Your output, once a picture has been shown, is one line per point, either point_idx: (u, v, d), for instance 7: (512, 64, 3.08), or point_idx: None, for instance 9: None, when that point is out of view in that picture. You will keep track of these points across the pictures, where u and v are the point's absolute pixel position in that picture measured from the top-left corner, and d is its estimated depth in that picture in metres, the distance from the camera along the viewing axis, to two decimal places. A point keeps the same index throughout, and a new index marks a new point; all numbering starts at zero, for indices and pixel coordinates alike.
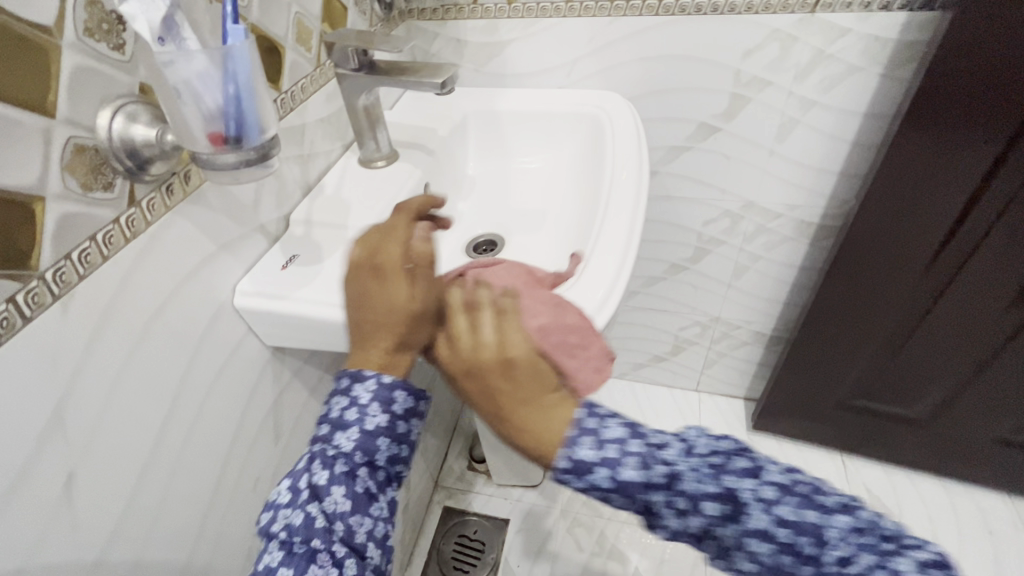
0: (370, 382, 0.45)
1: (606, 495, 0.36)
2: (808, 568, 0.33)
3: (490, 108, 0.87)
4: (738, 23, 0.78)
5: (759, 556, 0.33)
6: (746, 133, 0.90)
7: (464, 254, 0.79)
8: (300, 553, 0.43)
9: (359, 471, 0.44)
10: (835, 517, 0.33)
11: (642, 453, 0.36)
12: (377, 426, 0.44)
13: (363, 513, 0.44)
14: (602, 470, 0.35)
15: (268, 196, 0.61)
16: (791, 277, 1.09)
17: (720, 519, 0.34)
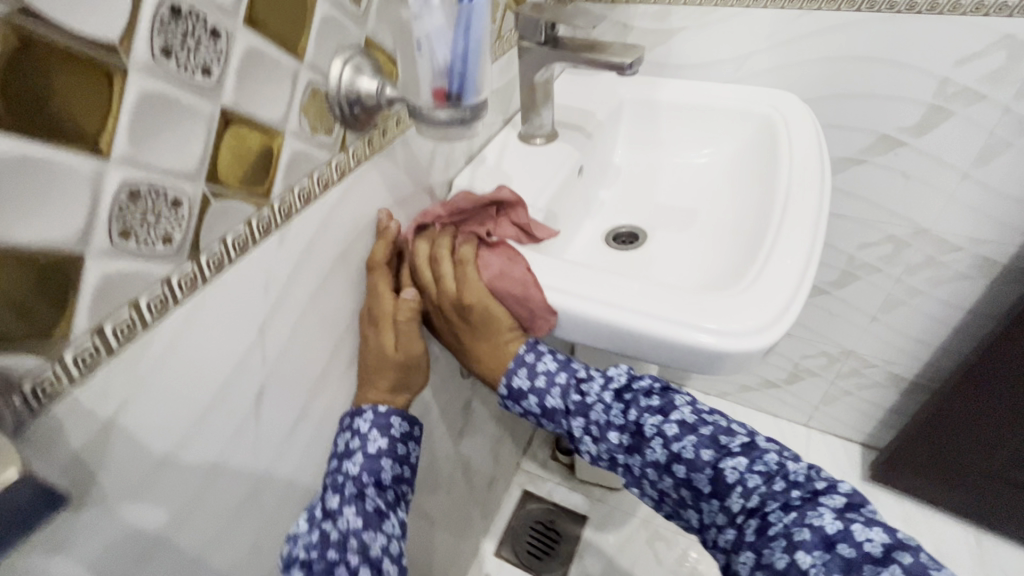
0: (368, 414, 0.55)
1: (536, 417, 0.57)
2: (700, 499, 0.48)
3: (649, 96, 0.84)
4: (960, 25, 0.69)
5: (658, 480, 0.51)
6: (937, 152, 0.80)
7: (604, 242, 0.77)
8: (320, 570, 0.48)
9: (368, 490, 0.52)
10: (728, 458, 0.47)
11: (564, 386, 0.55)
12: (379, 447, 0.54)
13: (375, 529, 0.51)
14: (531, 398, 0.56)
15: (439, 160, 0.63)
16: (954, 320, 0.96)
17: (623, 446, 0.52)
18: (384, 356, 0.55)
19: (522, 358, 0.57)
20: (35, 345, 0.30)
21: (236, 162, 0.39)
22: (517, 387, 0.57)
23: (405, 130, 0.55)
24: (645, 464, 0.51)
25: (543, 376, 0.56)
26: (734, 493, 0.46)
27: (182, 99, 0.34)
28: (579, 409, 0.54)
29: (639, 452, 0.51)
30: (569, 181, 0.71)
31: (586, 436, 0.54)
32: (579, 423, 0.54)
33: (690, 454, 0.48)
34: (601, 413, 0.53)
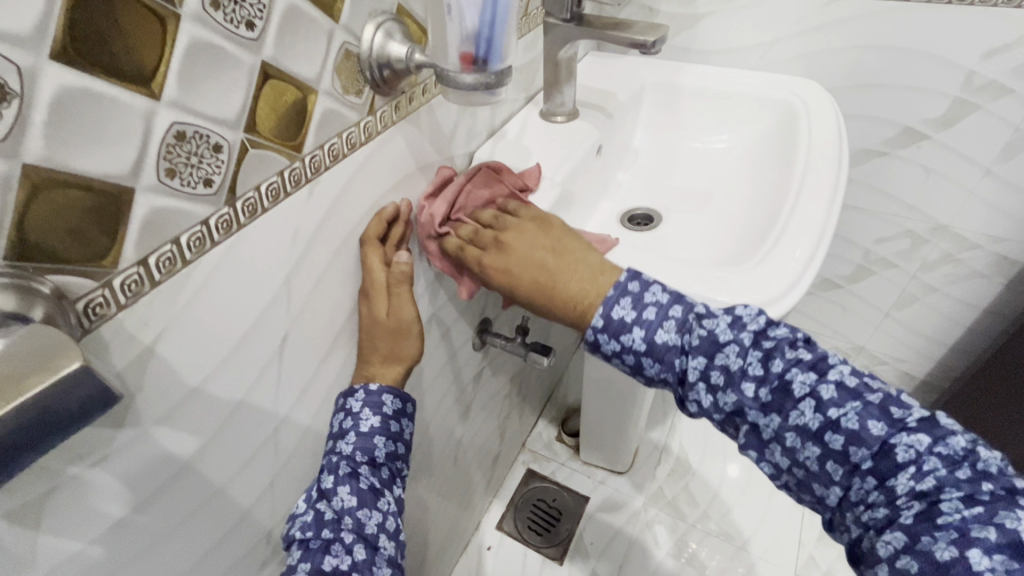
0: (360, 394, 0.56)
1: (640, 358, 0.50)
2: (870, 478, 0.41)
3: (672, 80, 0.85)
4: (989, 16, 0.69)
5: (795, 449, 0.43)
6: (960, 146, 0.79)
7: (619, 223, 0.79)
8: (315, 547, 0.51)
9: (361, 470, 0.53)
10: (908, 436, 0.40)
11: (680, 320, 0.48)
12: (371, 426, 0.55)
13: (370, 507, 0.53)
14: (636, 331, 0.49)
15: (462, 131, 0.65)
16: (968, 318, 0.96)
17: (760, 404, 0.44)
18: (377, 329, 0.57)
19: (613, 300, 0.50)
20: (88, 268, 0.33)
21: (272, 115, 0.41)
22: (616, 320, 0.49)
23: (433, 97, 0.58)
24: (784, 428, 0.43)
25: (653, 308, 0.49)
26: (903, 476, 0.39)
27: (226, 49, 0.36)
28: (700, 359, 0.46)
29: (778, 412, 0.44)
30: (588, 160, 0.73)
31: (640, 334, 0.49)
32: (695, 365, 0.47)
33: (854, 424, 0.41)
34: (734, 359, 0.45)
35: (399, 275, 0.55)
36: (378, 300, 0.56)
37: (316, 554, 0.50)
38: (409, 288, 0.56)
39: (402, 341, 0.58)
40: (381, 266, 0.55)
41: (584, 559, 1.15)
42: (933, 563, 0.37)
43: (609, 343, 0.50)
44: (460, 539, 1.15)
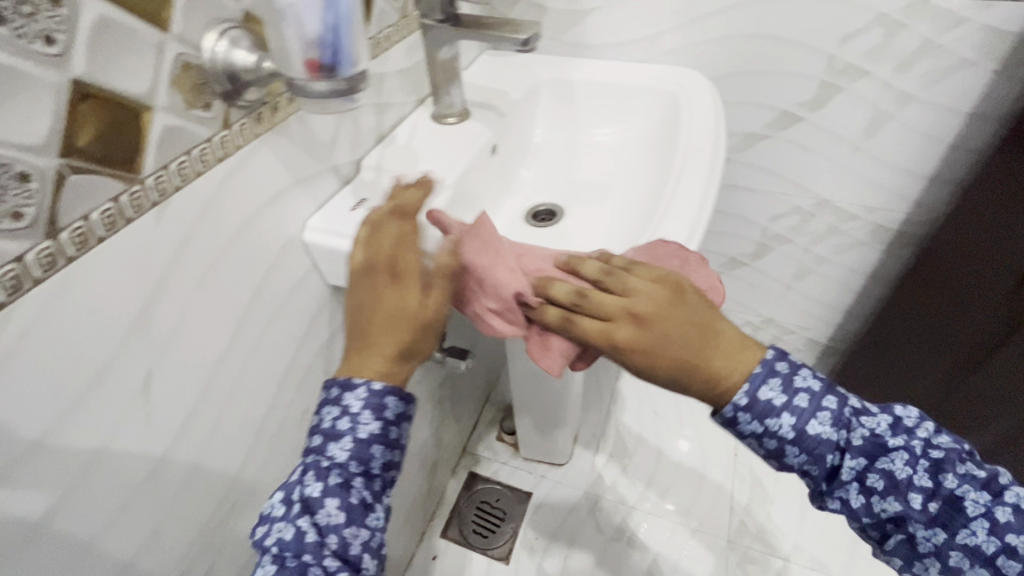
0: (359, 390, 0.46)
1: (780, 442, 0.47)
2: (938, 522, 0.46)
3: (564, 77, 0.87)
4: (839, 4, 0.74)
5: (892, 503, 0.46)
6: (830, 125, 0.85)
7: (523, 222, 0.80)
8: (291, 567, 0.44)
9: (354, 481, 0.46)
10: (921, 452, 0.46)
11: (784, 387, 0.47)
12: (370, 434, 0.47)
13: (358, 524, 0.46)
14: (789, 418, 0.46)
15: (343, 139, 0.63)
16: (858, 284, 1.03)
17: (887, 483, 0.46)
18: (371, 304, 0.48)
19: (742, 396, 0.45)
20: None
21: (95, 136, 0.38)
22: (763, 400, 0.46)
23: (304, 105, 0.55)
24: (883, 488, 0.46)
25: (805, 394, 0.47)
26: (959, 492, 0.46)
27: (20, 69, 0.33)
28: (822, 443, 0.46)
29: (907, 490, 0.45)
30: (482, 160, 0.72)
31: (791, 420, 0.46)
32: (822, 438, 0.46)
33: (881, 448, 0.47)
34: (832, 428, 0.46)
35: (444, 265, 0.49)
36: (396, 285, 0.48)
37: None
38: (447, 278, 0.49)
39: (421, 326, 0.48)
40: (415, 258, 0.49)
41: (529, 556, 1.16)
42: None
43: (750, 430, 0.47)
44: (404, 552, 1.13)
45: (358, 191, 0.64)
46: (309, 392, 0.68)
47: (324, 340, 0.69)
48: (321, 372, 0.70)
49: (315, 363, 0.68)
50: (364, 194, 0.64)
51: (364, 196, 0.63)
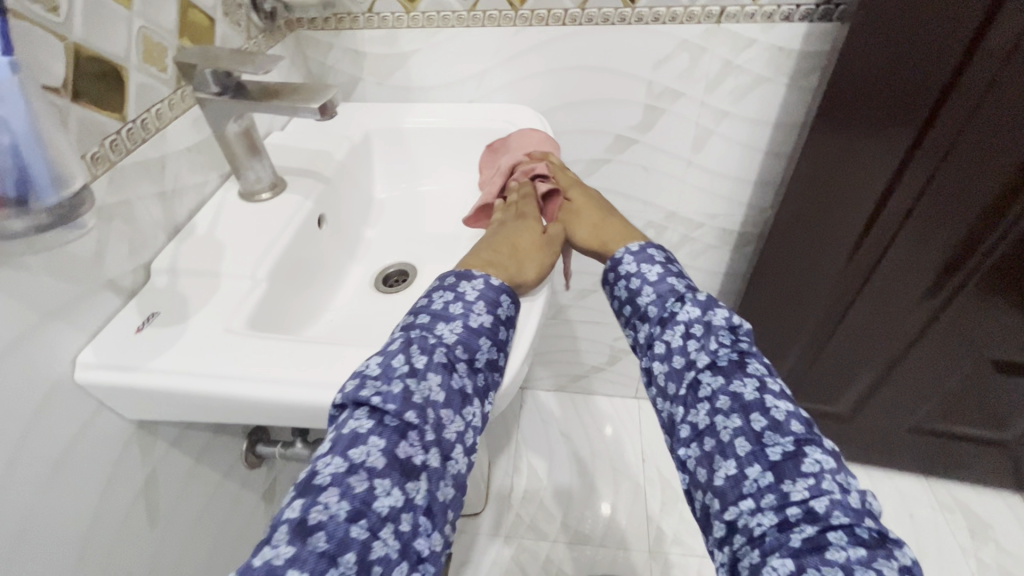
0: (478, 283, 0.56)
1: (640, 288, 0.60)
2: (741, 420, 0.50)
3: (394, 125, 0.81)
4: (646, 33, 0.75)
5: (705, 346, 0.54)
6: (662, 145, 0.87)
7: (373, 287, 0.72)
8: (392, 426, 0.45)
9: (458, 365, 0.50)
10: (752, 383, 0.51)
11: (664, 271, 0.60)
12: (479, 326, 0.53)
13: (455, 410, 0.49)
14: (655, 269, 0.60)
15: (116, 245, 0.52)
16: (717, 283, 1.09)
17: (722, 341, 0.54)
18: (523, 229, 0.66)
19: (629, 249, 0.63)
20: None
21: None
22: (643, 265, 0.61)
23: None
24: (709, 350, 0.54)
25: (659, 270, 0.60)
26: (799, 481, 0.46)
27: None
28: (660, 296, 0.58)
29: (723, 376, 0.52)
30: (308, 236, 0.64)
31: (650, 286, 0.60)
32: (687, 315, 0.56)
33: (718, 375, 0.53)
34: (689, 305, 0.57)
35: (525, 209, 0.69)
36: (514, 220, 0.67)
37: (393, 433, 0.45)
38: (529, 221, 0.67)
39: (552, 252, 0.65)
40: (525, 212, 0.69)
41: None
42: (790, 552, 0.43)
43: (612, 274, 0.63)
44: None
45: (146, 304, 0.53)
46: (126, 552, 0.55)
47: (140, 483, 0.56)
48: (143, 521, 0.57)
49: (129, 516, 0.55)
50: (154, 307, 0.53)
51: (154, 310, 0.52)
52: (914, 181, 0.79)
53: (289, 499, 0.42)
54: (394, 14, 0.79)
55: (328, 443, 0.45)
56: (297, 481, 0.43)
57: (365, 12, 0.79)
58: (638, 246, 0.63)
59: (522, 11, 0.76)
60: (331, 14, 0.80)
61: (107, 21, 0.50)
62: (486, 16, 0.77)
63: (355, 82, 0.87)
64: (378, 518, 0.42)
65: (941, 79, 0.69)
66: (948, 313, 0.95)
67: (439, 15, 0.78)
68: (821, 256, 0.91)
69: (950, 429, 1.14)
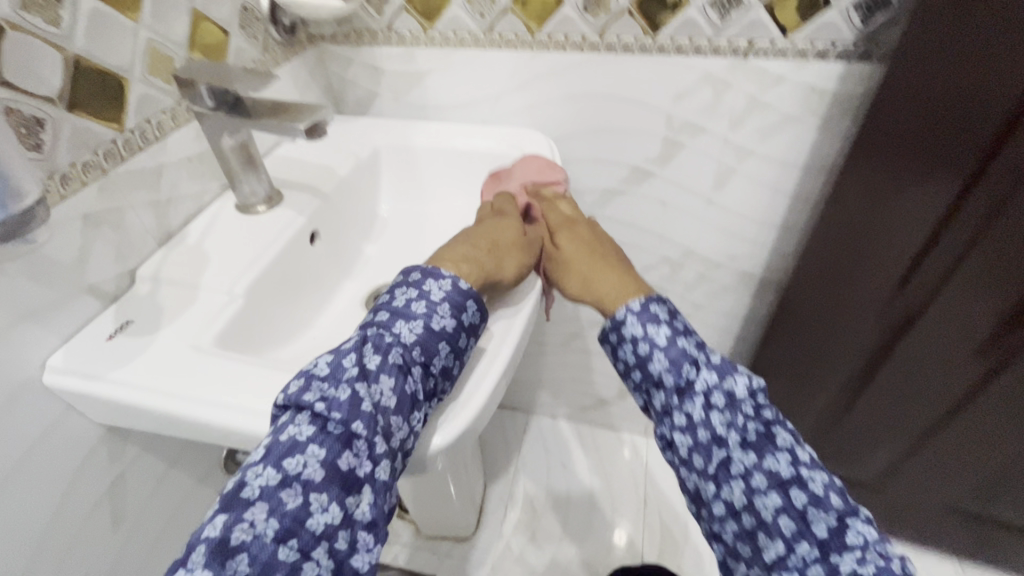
0: (443, 283, 0.54)
1: (649, 352, 0.55)
2: (781, 496, 0.46)
3: (404, 143, 0.81)
4: (668, 64, 0.71)
5: (730, 419, 0.50)
6: (681, 180, 0.83)
7: (363, 306, 0.71)
8: (334, 434, 0.44)
9: (412, 369, 0.48)
10: (783, 454, 0.48)
11: (671, 327, 0.56)
12: (440, 328, 0.51)
13: (405, 416, 0.47)
14: (663, 330, 0.55)
15: (101, 251, 0.53)
16: (735, 327, 1.03)
17: (747, 413, 0.50)
18: (507, 229, 0.65)
19: (630, 308, 0.57)
20: None
21: None
22: (648, 317, 0.56)
23: (67, 195, 0.49)
24: (739, 422, 0.50)
25: (667, 326, 0.55)
26: (847, 557, 0.44)
27: None
28: (671, 360, 0.53)
29: (754, 450, 0.48)
30: (297, 251, 0.64)
31: (660, 349, 0.54)
32: (705, 381, 0.52)
33: (748, 447, 0.49)
34: (704, 371, 0.52)
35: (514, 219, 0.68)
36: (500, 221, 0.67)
37: (335, 441, 0.44)
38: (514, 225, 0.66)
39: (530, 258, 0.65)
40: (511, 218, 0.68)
41: None
42: None
43: (614, 336, 0.57)
44: None
45: (124, 311, 0.54)
46: (85, 553, 0.56)
47: (107, 486, 0.57)
48: (106, 524, 0.58)
49: (92, 518, 0.56)
50: (131, 315, 0.53)
51: (129, 318, 0.53)
52: (951, 247, 0.71)
53: (217, 510, 0.41)
54: (413, 33, 0.78)
55: (261, 451, 0.43)
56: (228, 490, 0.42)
57: (384, 29, 0.79)
58: (640, 304, 0.57)
59: (539, 35, 0.73)
60: (352, 30, 0.80)
61: (111, 33, 0.51)
62: (503, 38, 0.75)
63: (372, 96, 0.87)
64: (311, 536, 0.41)
65: (979, 144, 0.62)
66: (995, 384, 0.84)
67: (456, 36, 0.77)
68: (844, 304, 0.83)
69: (990, 512, 1.03)
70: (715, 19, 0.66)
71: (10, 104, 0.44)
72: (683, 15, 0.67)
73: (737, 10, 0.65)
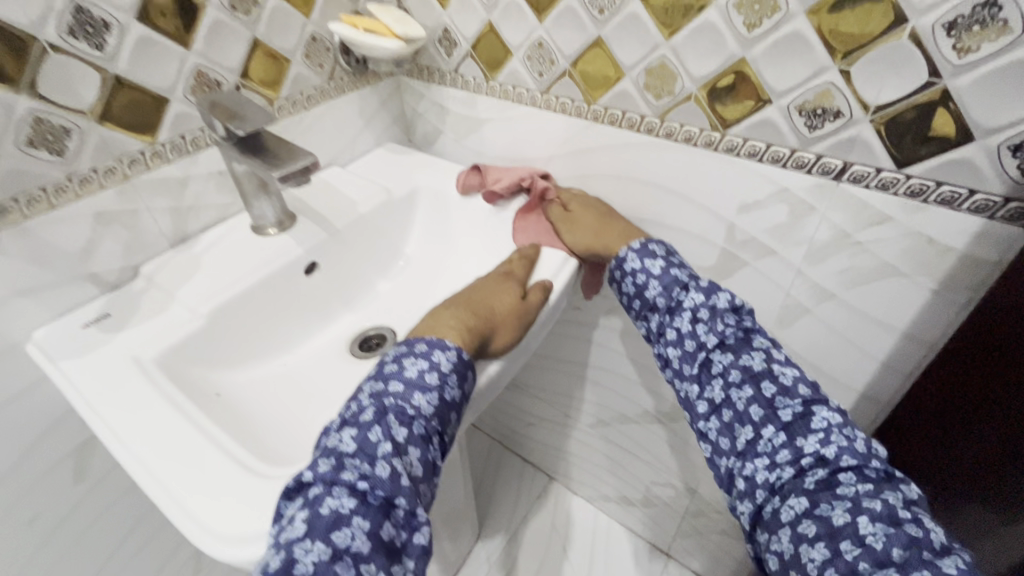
0: (449, 353, 0.48)
1: (645, 279, 0.57)
2: (762, 427, 0.47)
3: (442, 189, 0.77)
4: (736, 168, 0.57)
5: (717, 335, 0.52)
6: (737, 301, 0.67)
7: (347, 347, 0.70)
8: (376, 505, 0.39)
9: (434, 438, 0.45)
10: (771, 385, 0.48)
11: (666, 258, 0.57)
12: (454, 398, 0.47)
13: (431, 483, 0.44)
14: (657, 260, 0.57)
15: (109, 246, 0.59)
16: None
17: (732, 346, 0.51)
18: (505, 290, 0.57)
19: (633, 245, 0.59)
20: None
21: None
22: (649, 249, 0.58)
23: (83, 195, 0.55)
24: (733, 364, 0.50)
25: (659, 261, 0.56)
26: (812, 438, 0.45)
27: None
28: (664, 282, 0.55)
29: (733, 351, 0.51)
30: (286, 280, 0.65)
31: (655, 282, 0.56)
32: (693, 301, 0.53)
33: (735, 366, 0.50)
34: (697, 297, 0.53)
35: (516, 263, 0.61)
36: (496, 280, 0.59)
37: (377, 515, 0.39)
38: (514, 279, 0.59)
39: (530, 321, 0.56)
40: (510, 266, 0.61)
41: None
42: (828, 526, 0.41)
43: (617, 274, 0.59)
44: None
45: (113, 303, 0.59)
46: (40, 498, 0.63)
47: (73, 446, 0.63)
48: (68, 477, 0.64)
49: (53, 470, 0.63)
50: (113, 308, 0.59)
51: (109, 311, 0.58)
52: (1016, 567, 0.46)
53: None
54: (476, 79, 0.74)
55: (301, 523, 0.37)
56: (263, 570, 0.35)
57: (452, 72, 0.76)
58: (639, 242, 0.59)
59: (595, 106, 0.64)
60: (425, 67, 0.79)
61: (157, 58, 0.56)
62: (558, 102, 0.67)
63: (438, 133, 0.85)
64: None
65: None
66: None
67: (515, 90, 0.71)
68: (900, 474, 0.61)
69: None
70: (801, 126, 0.51)
71: (41, 114, 0.50)
72: (762, 113, 0.53)
73: (832, 121, 0.49)
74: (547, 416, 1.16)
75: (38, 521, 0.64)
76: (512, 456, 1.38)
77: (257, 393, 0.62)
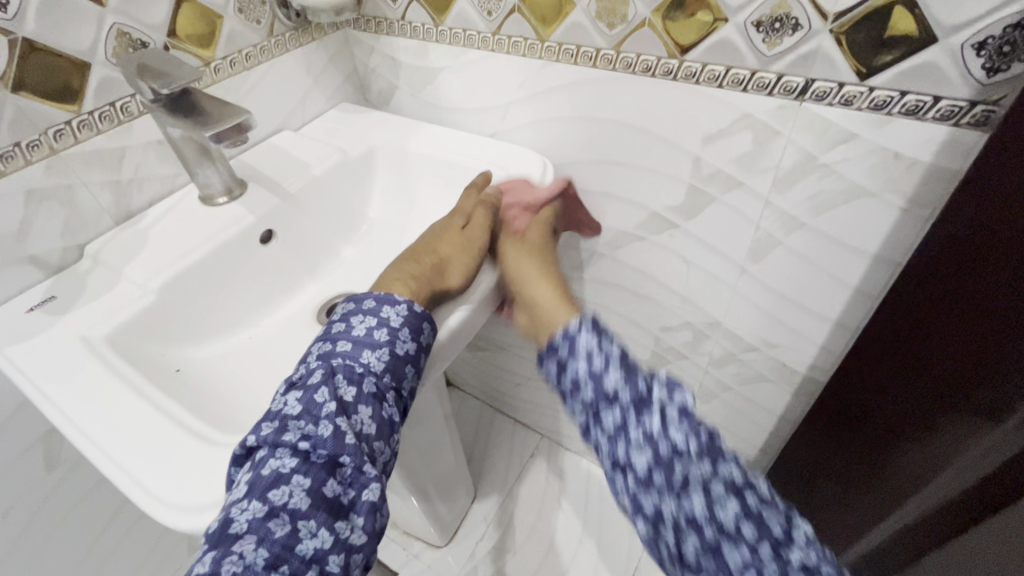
0: (401, 307, 0.46)
1: (573, 371, 0.44)
2: (740, 555, 0.34)
3: (400, 146, 0.74)
4: (697, 96, 0.55)
5: (663, 433, 0.38)
6: (708, 239, 0.66)
7: (313, 314, 0.68)
8: (319, 463, 0.38)
9: (387, 396, 0.43)
10: (743, 502, 0.36)
11: (592, 346, 0.43)
12: (407, 352, 0.45)
13: (385, 440, 0.42)
14: (585, 336, 0.44)
15: (45, 225, 0.56)
16: (768, 420, 0.83)
17: (687, 451, 0.37)
18: (448, 233, 0.55)
19: (580, 321, 0.45)
20: None
21: None
22: (574, 339, 0.44)
23: (8, 171, 0.51)
24: (705, 479, 0.36)
25: (588, 338, 0.44)
26: (798, 553, 0.34)
27: None
28: (624, 369, 0.42)
29: (707, 459, 0.37)
30: (240, 250, 0.62)
31: (585, 367, 0.43)
32: (629, 396, 0.40)
33: (699, 485, 0.36)
34: (628, 388, 0.41)
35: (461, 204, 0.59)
36: (439, 227, 0.57)
37: (319, 475, 0.38)
38: (458, 219, 0.57)
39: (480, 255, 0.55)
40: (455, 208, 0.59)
41: None
42: None
43: (552, 358, 0.46)
44: None
45: (58, 285, 0.57)
46: (12, 489, 0.62)
47: (41, 436, 0.62)
48: (38, 466, 0.63)
49: (22, 461, 0.61)
50: (58, 291, 0.56)
51: (54, 294, 0.56)
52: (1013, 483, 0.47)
53: (201, 551, 0.35)
54: (425, 25, 0.70)
55: (243, 485, 0.37)
56: (205, 533, 0.35)
57: (400, 19, 0.72)
58: (578, 324, 0.45)
59: (549, 43, 0.60)
60: (372, 17, 0.74)
61: (69, 17, 0.52)
62: (511, 42, 0.64)
63: (393, 89, 0.81)
64: (301, 563, 0.35)
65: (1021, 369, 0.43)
66: None
67: (466, 33, 0.67)
68: (875, 403, 0.61)
69: None
70: (759, 43, 0.48)
71: None
72: (719, 33, 0.50)
73: (791, 35, 0.46)
74: (533, 374, 1.16)
75: (14, 512, 0.63)
76: (503, 418, 1.39)
77: (221, 367, 0.60)
